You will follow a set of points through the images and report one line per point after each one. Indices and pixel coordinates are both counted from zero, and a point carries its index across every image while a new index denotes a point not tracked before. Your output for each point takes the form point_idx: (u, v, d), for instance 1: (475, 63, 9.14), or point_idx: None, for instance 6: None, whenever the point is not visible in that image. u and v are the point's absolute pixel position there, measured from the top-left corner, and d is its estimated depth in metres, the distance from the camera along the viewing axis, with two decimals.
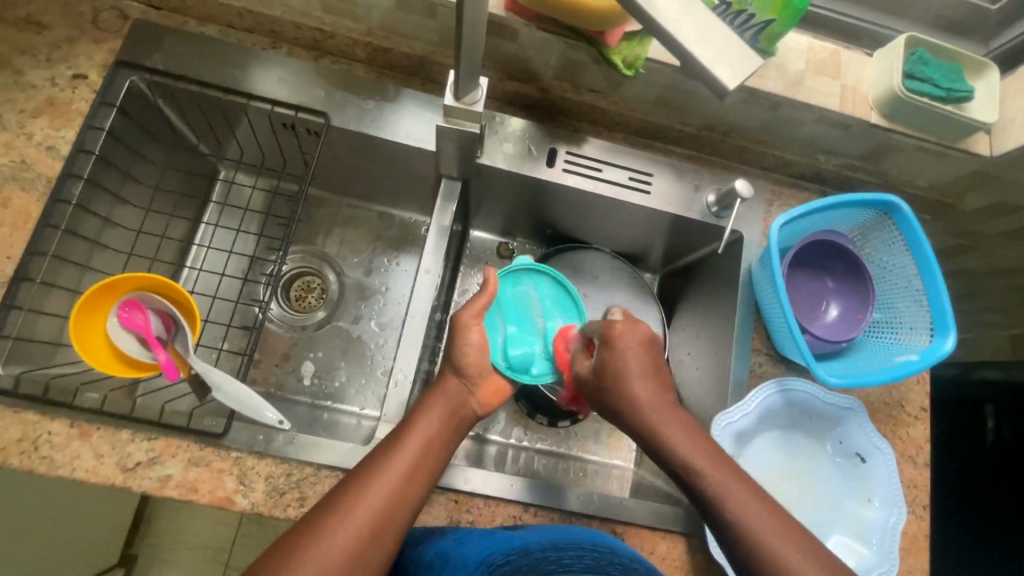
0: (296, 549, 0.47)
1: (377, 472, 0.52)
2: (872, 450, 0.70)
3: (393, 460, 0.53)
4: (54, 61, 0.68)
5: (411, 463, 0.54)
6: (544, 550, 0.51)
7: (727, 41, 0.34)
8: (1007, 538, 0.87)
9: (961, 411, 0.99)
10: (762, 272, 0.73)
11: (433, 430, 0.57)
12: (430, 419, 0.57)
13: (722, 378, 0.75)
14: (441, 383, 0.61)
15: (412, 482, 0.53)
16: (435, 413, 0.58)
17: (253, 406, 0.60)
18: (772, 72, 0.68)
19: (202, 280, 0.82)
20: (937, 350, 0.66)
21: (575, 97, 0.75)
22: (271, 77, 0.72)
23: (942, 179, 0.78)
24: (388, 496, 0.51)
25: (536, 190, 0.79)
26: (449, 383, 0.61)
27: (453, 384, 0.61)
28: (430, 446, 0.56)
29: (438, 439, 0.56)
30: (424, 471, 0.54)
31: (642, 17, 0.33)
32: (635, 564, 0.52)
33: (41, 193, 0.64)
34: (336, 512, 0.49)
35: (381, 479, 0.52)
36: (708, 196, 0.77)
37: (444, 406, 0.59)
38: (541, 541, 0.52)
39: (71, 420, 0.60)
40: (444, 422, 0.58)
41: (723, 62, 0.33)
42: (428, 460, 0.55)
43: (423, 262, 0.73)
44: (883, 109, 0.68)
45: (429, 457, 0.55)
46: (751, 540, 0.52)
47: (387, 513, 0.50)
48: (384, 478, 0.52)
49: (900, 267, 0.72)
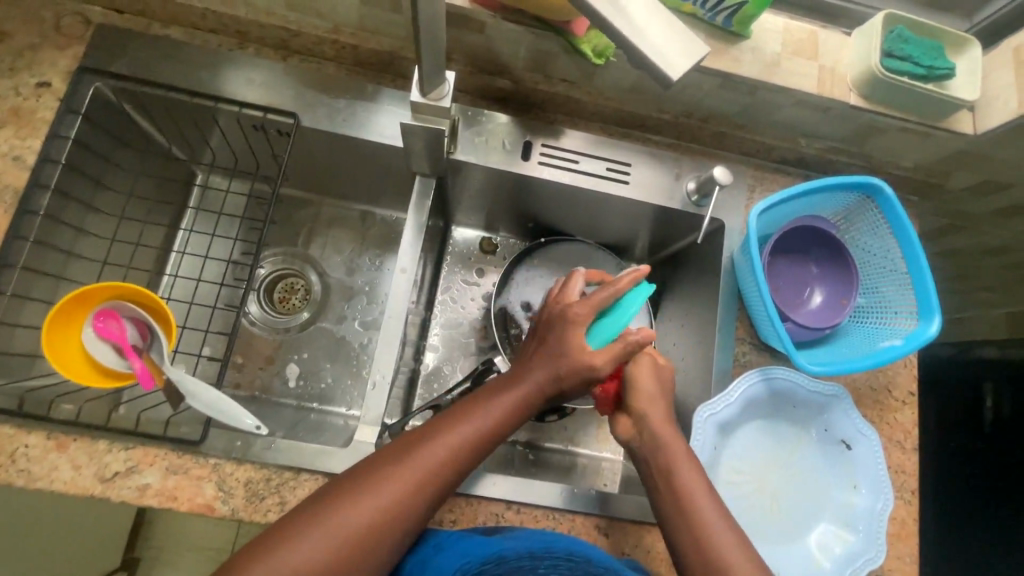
0: (309, 523, 0.48)
1: (423, 455, 0.52)
2: (857, 436, 0.69)
3: (441, 443, 0.53)
4: (17, 70, 0.67)
5: (457, 452, 0.54)
6: (521, 559, 0.54)
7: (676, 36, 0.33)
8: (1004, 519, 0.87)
9: (957, 392, 0.98)
10: (744, 260, 0.71)
11: (489, 421, 0.56)
12: (487, 420, 0.56)
13: (706, 369, 0.74)
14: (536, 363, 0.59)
15: (452, 471, 0.53)
16: (500, 406, 0.57)
17: (230, 413, 0.59)
18: (747, 55, 0.66)
19: (180, 286, 0.81)
20: (922, 335, 0.65)
21: (549, 88, 0.74)
22: (239, 78, 0.71)
23: (927, 159, 0.77)
24: (427, 479, 0.52)
25: (514, 183, 0.78)
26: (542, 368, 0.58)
27: (548, 368, 0.58)
28: (479, 441, 0.55)
29: (492, 435, 0.56)
30: (465, 463, 0.54)
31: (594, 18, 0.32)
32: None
33: (8, 205, 0.64)
34: (363, 494, 0.50)
35: (426, 459, 0.52)
36: (688, 184, 0.76)
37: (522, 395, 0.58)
38: (519, 548, 0.55)
39: (47, 432, 0.59)
40: (500, 423, 0.56)
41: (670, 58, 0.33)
42: (474, 454, 0.55)
43: (400, 261, 0.72)
44: (863, 90, 0.67)
45: (474, 452, 0.55)
46: (710, 550, 0.54)
47: (419, 494, 0.51)
48: (427, 463, 0.52)
49: (884, 251, 0.71)
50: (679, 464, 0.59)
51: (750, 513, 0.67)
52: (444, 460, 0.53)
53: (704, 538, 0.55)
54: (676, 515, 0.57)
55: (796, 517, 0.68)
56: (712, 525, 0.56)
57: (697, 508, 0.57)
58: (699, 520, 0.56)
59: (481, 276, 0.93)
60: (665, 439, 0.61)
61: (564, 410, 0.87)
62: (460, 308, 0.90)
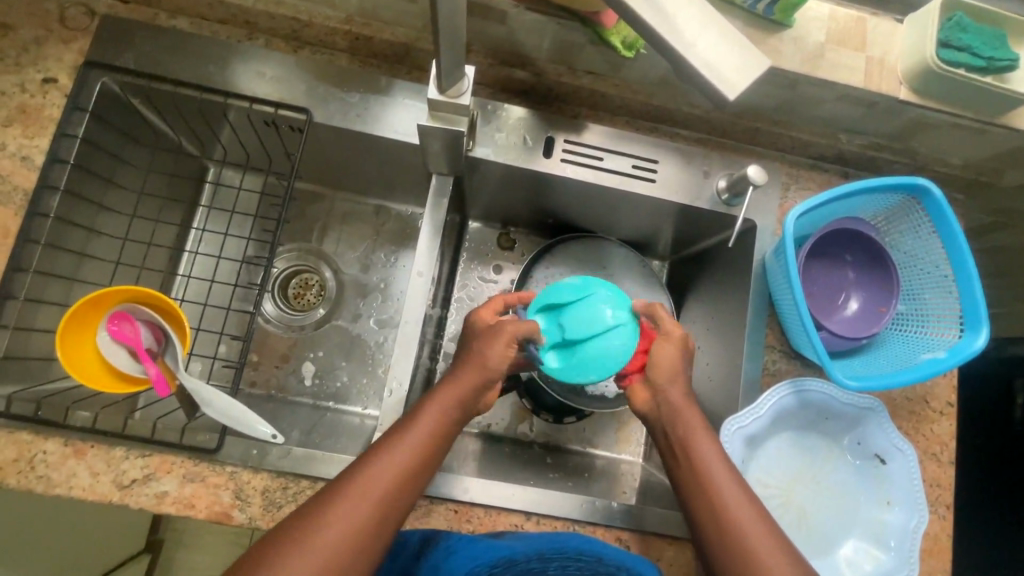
0: (307, 524, 0.47)
1: (371, 477, 0.50)
2: (892, 451, 0.66)
3: (388, 461, 0.51)
4: (22, 65, 0.65)
5: (408, 466, 0.52)
6: (531, 561, 0.54)
7: (730, 52, 0.32)
8: None
9: (981, 387, 0.94)
10: (777, 264, 0.68)
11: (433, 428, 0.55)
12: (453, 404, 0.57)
13: (733, 377, 0.71)
14: (457, 375, 0.58)
15: (408, 488, 0.51)
16: (435, 415, 0.55)
17: (245, 421, 0.58)
18: (789, 46, 0.61)
19: (193, 288, 0.80)
20: (966, 347, 0.61)
21: (573, 81, 0.69)
22: (249, 72, 0.68)
23: (977, 156, 0.72)
24: (384, 500, 0.50)
25: (534, 181, 0.74)
26: (466, 377, 0.58)
27: (473, 379, 0.57)
28: (427, 452, 0.53)
29: (436, 443, 0.55)
30: (419, 475, 0.53)
31: (643, 32, 0.32)
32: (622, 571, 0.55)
33: (19, 206, 0.62)
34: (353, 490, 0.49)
35: (377, 481, 0.50)
36: (718, 182, 0.72)
37: (453, 401, 0.56)
38: (529, 550, 0.54)
39: (65, 439, 0.59)
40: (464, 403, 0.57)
41: (723, 75, 0.32)
42: (425, 466, 0.53)
43: (416, 263, 0.70)
44: (914, 83, 0.62)
45: (426, 465, 0.53)
46: (731, 523, 0.53)
47: (381, 519, 0.49)
48: (377, 486, 0.50)
49: (929, 255, 0.67)
50: (698, 440, 0.58)
51: None
52: (397, 479, 0.51)
53: (722, 513, 0.53)
54: (693, 494, 0.56)
55: (825, 531, 0.65)
56: (729, 501, 0.54)
57: (713, 482, 0.55)
58: (719, 493, 0.54)
59: (499, 273, 0.90)
60: (682, 415, 0.59)
61: (583, 411, 0.87)
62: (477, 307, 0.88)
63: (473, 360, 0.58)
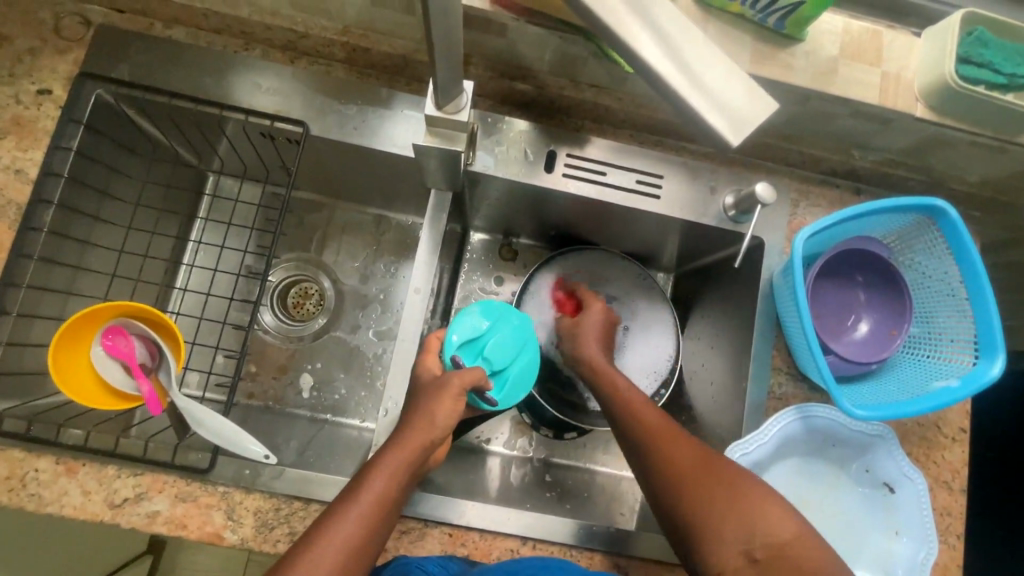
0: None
1: (318, 555, 0.47)
2: (901, 480, 0.64)
3: (338, 535, 0.48)
4: (16, 76, 0.64)
5: (360, 539, 0.48)
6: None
7: (737, 95, 0.34)
8: None
9: (996, 408, 0.91)
10: (784, 286, 0.66)
11: (382, 497, 0.50)
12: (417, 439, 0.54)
13: (737, 399, 0.69)
14: (402, 438, 0.54)
15: (361, 558, 0.49)
16: (392, 466, 0.52)
17: (237, 442, 0.57)
18: (800, 61, 0.59)
19: (190, 298, 0.80)
20: (981, 376, 0.59)
21: (575, 94, 0.68)
22: (246, 84, 0.67)
23: (996, 174, 0.69)
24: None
25: (535, 195, 0.73)
26: (413, 439, 0.53)
27: (420, 441, 0.53)
28: (378, 519, 0.50)
29: (390, 506, 0.51)
30: (373, 543, 0.49)
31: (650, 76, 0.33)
32: None
33: (12, 220, 0.62)
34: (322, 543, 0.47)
35: (324, 562, 0.47)
36: (725, 198, 0.70)
37: (402, 466, 0.52)
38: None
39: (57, 457, 0.58)
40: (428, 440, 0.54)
41: (731, 115, 0.34)
42: (379, 531, 0.50)
43: (414, 278, 0.68)
44: (931, 100, 0.59)
45: (384, 523, 0.51)
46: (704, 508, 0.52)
47: None
48: (326, 564, 0.47)
49: (945, 278, 0.64)
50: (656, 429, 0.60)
51: None
52: (348, 555, 0.48)
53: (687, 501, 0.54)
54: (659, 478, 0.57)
55: None
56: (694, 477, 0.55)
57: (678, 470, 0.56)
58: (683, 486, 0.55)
59: (500, 284, 0.89)
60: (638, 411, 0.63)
61: (584, 428, 0.84)
62: None
63: (419, 419, 0.55)
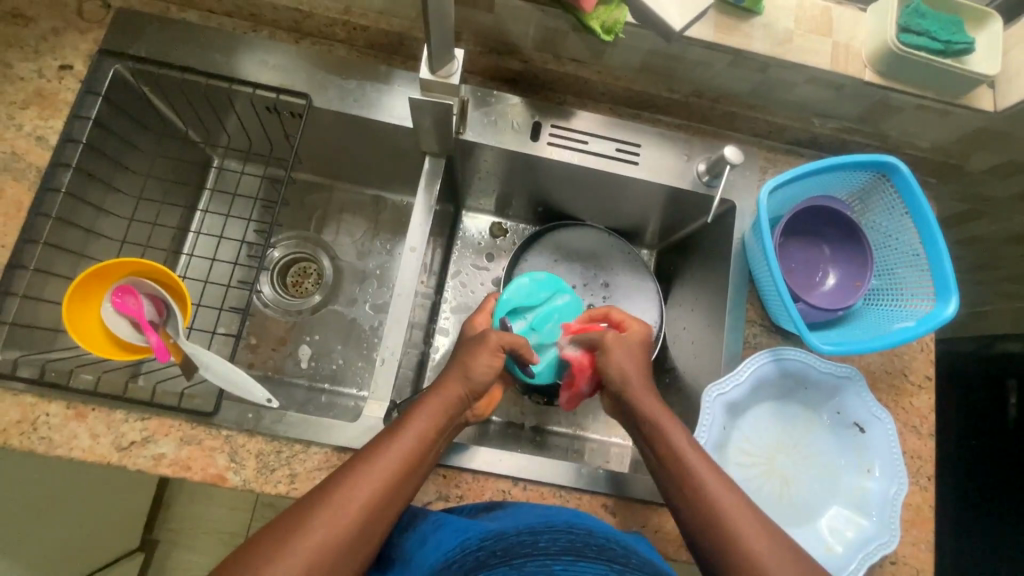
0: (317, 501, 0.49)
1: (356, 482, 0.50)
2: (870, 420, 0.68)
3: (378, 467, 0.52)
4: (40, 53, 0.69)
5: (395, 474, 0.52)
6: (520, 534, 0.50)
7: None
8: (1011, 506, 0.83)
9: (968, 372, 0.95)
10: (754, 241, 0.71)
11: (419, 437, 0.55)
12: (451, 389, 0.60)
13: (716, 351, 0.73)
14: (440, 389, 0.60)
15: (397, 495, 0.52)
16: (428, 414, 0.57)
17: (239, 384, 0.59)
18: (758, 32, 0.65)
19: (195, 267, 0.84)
20: (937, 315, 0.63)
21: (557, 68, 0.74)
22: (256, 61, 0.72)
23: (945, 139, 0.75)
24: (370, 507, 0.50)
25: (523, 164, 0.78)
26: (451, 389, 0.60)
27: (455, 390, 0.60)
28: (417, 457, 0.54)
29: (426, 449, 0.55)
30: (405, 486, 0.53)
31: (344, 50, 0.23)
32: (611, 545, 0.51)
33: (32, 183, 0.66)
34: (365, 471, 0.51)
35: (362, 492, 0.50)
36: (698, 165, 0.76)
37: (440, 412, 0.58)
38: (519, 524, 0.52)
39: (67, 402, 0.61)
40: (462, 389, 0.60)
41: None
42: (415, 475, 0.54)
43: (410, 239, 0.73)
44: (878, 66, 0.66)
45: (421, 463, 0.55)
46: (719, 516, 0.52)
47: (373, 516, 0.50)
48: (369, 487, 0.50)
49: (900, 231, 0.70)
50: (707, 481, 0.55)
51: (759, 495, 0.67)
52: (384, 486, 0.51)
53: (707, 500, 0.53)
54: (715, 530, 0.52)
55: (807, 501, 0.67)
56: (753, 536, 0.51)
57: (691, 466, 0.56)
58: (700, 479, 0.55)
59: (491, 260, 0.93)
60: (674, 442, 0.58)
61: None
62: (470, 293, 0.90)
63: (457, 371, 0.61)
